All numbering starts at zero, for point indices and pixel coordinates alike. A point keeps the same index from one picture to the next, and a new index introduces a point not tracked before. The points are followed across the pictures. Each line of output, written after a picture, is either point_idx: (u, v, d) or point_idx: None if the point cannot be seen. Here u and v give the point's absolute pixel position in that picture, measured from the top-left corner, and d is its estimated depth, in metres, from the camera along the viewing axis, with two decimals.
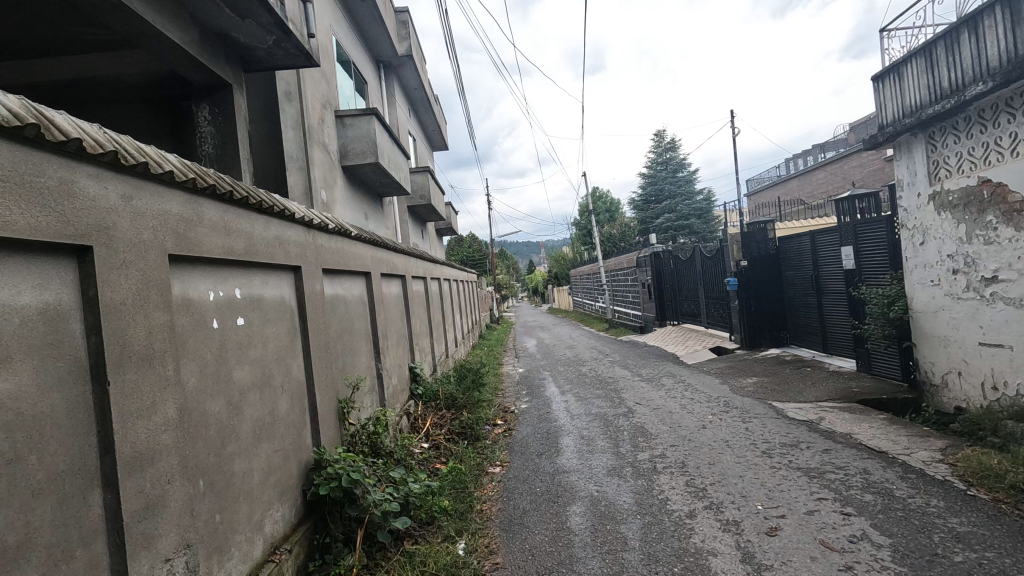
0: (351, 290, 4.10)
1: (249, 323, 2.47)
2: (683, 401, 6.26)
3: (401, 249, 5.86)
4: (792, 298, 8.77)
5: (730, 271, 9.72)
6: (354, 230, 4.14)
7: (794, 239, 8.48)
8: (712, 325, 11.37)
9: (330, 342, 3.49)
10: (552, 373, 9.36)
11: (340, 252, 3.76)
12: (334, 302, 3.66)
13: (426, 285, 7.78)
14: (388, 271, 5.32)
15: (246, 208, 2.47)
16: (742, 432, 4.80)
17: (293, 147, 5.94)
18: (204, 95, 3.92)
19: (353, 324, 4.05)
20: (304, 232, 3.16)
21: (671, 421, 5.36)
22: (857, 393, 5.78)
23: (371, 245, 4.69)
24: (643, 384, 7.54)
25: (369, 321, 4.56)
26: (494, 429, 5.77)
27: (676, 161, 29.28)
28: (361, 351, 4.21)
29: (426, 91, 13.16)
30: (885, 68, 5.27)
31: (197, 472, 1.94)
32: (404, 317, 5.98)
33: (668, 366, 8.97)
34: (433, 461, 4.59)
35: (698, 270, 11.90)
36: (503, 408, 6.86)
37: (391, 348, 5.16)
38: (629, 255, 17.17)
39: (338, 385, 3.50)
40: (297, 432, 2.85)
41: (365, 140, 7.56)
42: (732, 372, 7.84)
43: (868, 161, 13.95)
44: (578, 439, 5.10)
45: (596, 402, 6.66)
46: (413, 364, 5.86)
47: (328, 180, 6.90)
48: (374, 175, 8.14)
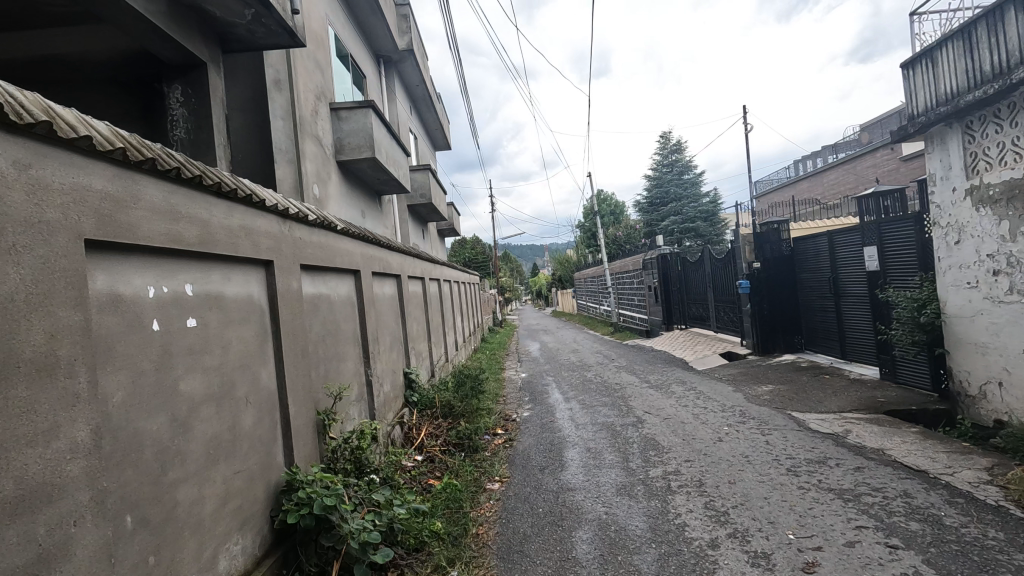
0: (336, 289, 3.75)
1: (204, 326, 2.12)
2: (695, 410, 5.88)
3: (396, 246, 5.51)
4: (807, 301, 8.37)
5: (741, 273, 9.32)
6: (341, 224, 3.79)
7: (811, 240, 8.09)
8: (722, 329, 10.97)
9: (310, 346, 3.13)
10: (556, 379, 8.98)
11: (323, 247, 3.41)
12: (315, 302, 3.30)
13: (424, 285, 7.42)
14: (381, 271, 4.97)
15: (202, 191, 2.13)
16: (763, 446, 4.42)
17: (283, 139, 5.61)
18: (176, 76, 3.58)
19: (338, 326, 3.69)
20: (279, 223, 2.81)
21: (685, 432, 4.99)
22: (883, 403, 5.39)
23: (361, 241, 4.34)
24: (651, 391, 7.16)
25: (358, 324, 4.20)
26: (494, 440, 5.40)
27: (683, 162, 28.90)
28: (348, 356, 3.85)
29: (428, 88, 12.85)
30: (917, 54, 4.91)
31: (123, 507, 1.59)
32: (399, 319, 5.63)
33: (677, 372, 8.58)
34: (427, 477, 4.22)
35: (707, 272, 11.51)
36: (504, 416, 6.49)
37: (383, 352, 4.80)
38: (635, 257, 16.79)
39: (318, 395, 3.14)
40: (266, 451, 2.49)
41: (362, 134, 7.21)
42: (745, 378, 7.46)
43: (883, 161, 13.54)
44: (584, 452, 4.73)
45: (602, 410, 6.29)
46: (408, 369, 5.50)
47: (321, 175, 6.57)
48: (371, 171, 7.81)
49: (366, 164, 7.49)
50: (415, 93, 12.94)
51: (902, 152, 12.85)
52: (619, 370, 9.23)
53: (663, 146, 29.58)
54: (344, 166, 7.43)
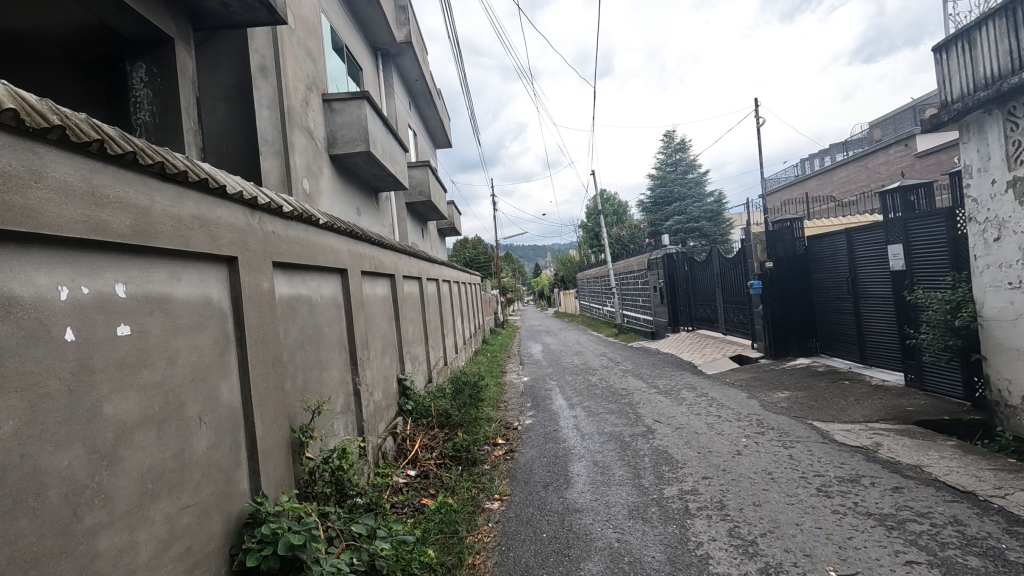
0: (319, 290, 3.40)
1: (143, 334, 1.77)
2: (709, 418, 5.50)
3: (389, 244, 5.15)
4: (823, 303, 8.00)
5: (752, 273, 8.95)
6: (324, 218, 3.43)
7: (827, 238, 7.72)
8: (731, 331, 10.58)
9: (284, 355, 2.77)
10: (559, 383, 8.62)
11: (301, 243, 3.05)
12: (291, 305, 2.95)
13: (422, 286, 7.06)
14: (373, 270, 4.61)
15: (140, 172, 1.78)
16: (787, 462, 4.06)
17: (269, 129, 5.27)
18: (140, 52, 3.22)
19: (320, 332, 3.33)
20: (246, 214, 2.46)
21: (699, 445, 4.62)
22: (912, 413, 5.02)
23: (349, 237, 3.98)
24: (661, 397, 6.80)
25: (344, 328, 3.83)
26: (494, 451, 5.04)
27: (687, 162, 28.56)
28: (332, 364, 3.49)
29: (427, 83, 12.51)
30: (952, 36, 4.54)
31: (14, 568, 1.25)
32: (393, 322, 5.28)
33: (686, 376, 8.21)
34: (420, 495, 3.87)
35: (716, 272, 11.14)
36: (505, 424, 6.13)
37: (374, 359, 4.44)
38: (639, 257, 16.42)
39: (294, 409, 2.79)
40: (226, 478, 2.15)
41: (356, 127, 6.86)
42: (758, 384, 7.09)
43: (896, 158, 13.14)
44: (591, 467, 4.37)
45: (610, 418, 5.92)
46: (402, 375, 5.14)
47: (312, 170, 6.22)
48: (366, 166, 7.46)
49: (362, 159, 7.15)
50: (415, 88, 12.60)
51: (917, 149, 12.45)
52: (625, 374, 8.86)
53: (667, 144, 29.21)
54: (337, 160, 7.09)
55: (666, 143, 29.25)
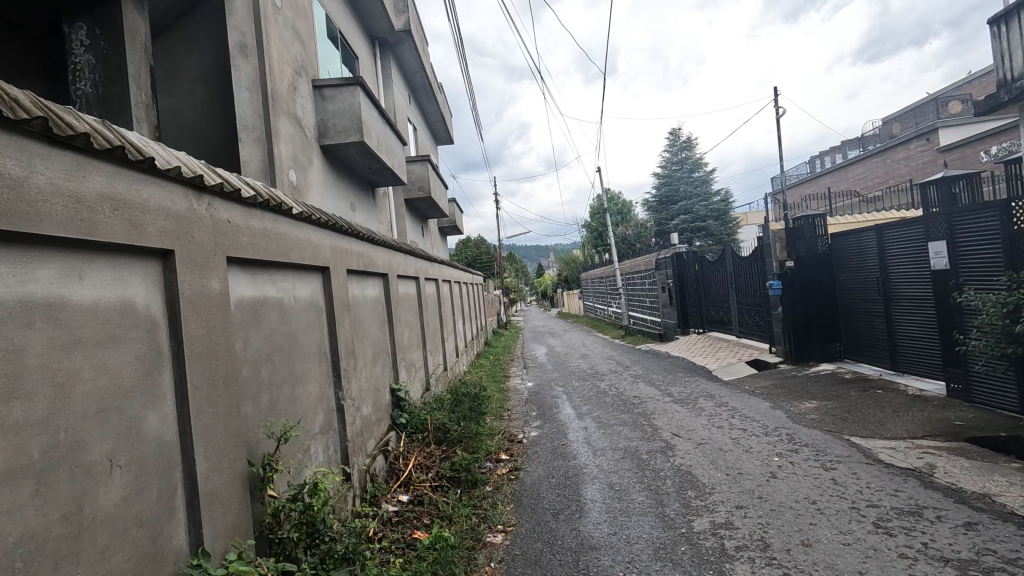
0: (292, 292, 2.90)
1: (16, 354, 1.29)
2: (732, 432, 5.01)
3: (381, 240, 4.66)
4: (849, 305, 7.47)
5: (771, 273, 8.44)
6: (299, 207, 2.95)
7: (854, 236, 7.19)
8: (747, 334, 10.06)
9: (242, 371, 2.28)
10: (566, 390, 8.11)
11: (268, 236, 2.57)
12: (254, 310, 2.47)
13: (419, 286, 6.55)
14: (362, 269, 4.12)
15: (10, 131, 1.30)
16: (830, 487, 3.56)
17: (250, 113, 4.79)
18: (80, 11, 2.93)
19: (292, 341, 2.84)
20: (189, 197, 1.97)
21: (726, 464, 4.13)
22: (962, 428, 4.50)
23: (332, 231, 3.50)
24: (677, 407, 6.29)
25: (326, 336, 3.34)
26: (497, 469, 4.54)
27: (693, 160, 28.07)
28: (308, 378, 3.00)
29: (427, 75, 12.05)
30: (1009, 8, 4.06)
31: None
32: (386, 327, 4.79)
33: (702, 383, 7.69)
34: (412, 527, 3.37)
35: (729, 272, 10.63)
36: (508, 437, 5.63)
37: (361, 369, 3.93)
38: (646, 257, 15.89)
39: (255, 437, 2.30)
40: (152, 537, 1.66)
41: (349, 115, 6.38)
42: (781, 393, 6.56)
43: (916, 154, 12.62)
44: (606, 490, 3.87)
45: (624, 431, 5.41)
46: (395, 385, 4.65)
47: (300, 160, 5.74)
48: (361, 158, 6.99)
49: (355, 150, 6.66)
50: (415, 81, 12.12)
51: (940, 143, 11.99)
52: (635, 380, 8.35)
53: (672, 142, 28.68)
54: (329, 152, 6.61)
55: (672, 141, 28.76)
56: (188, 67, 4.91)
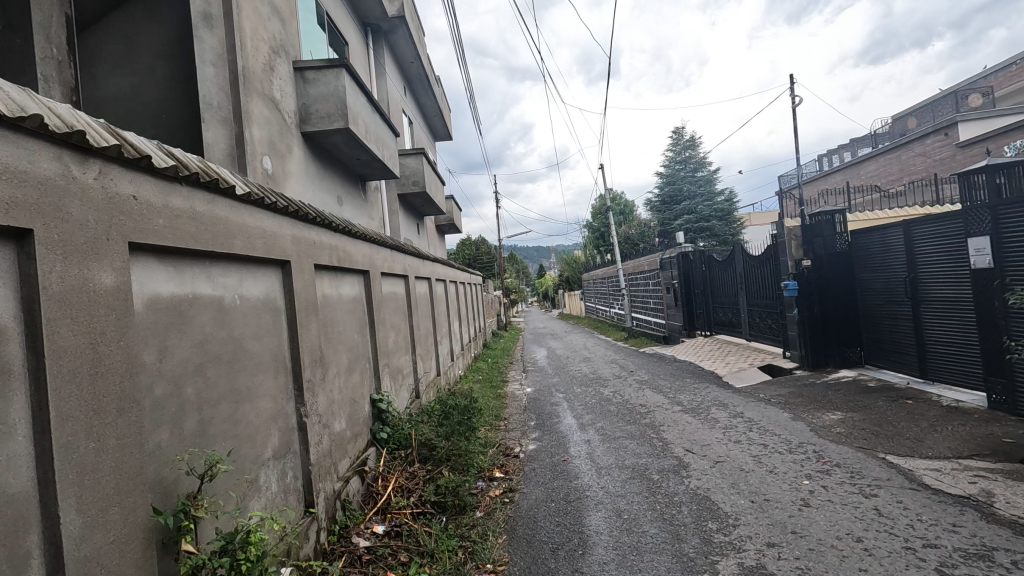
0: (236, 290, 2.40)
1: None
2: (752, 448, 4.51)
3: (362, 232, 4.16)
4: (871, 307, 6.96)
5: (785, 273, 7.93)
6: (247, 188, 2.46)
7: (878, 233, 6.68)
8: (758, 338, 9.55)
9: (152, 388, 1.78)
10: (567, 397, 7.59)
11: (199, 220, 2.07)
12: (179, 312, 1.97)
13: (409, 286, 6.06)
14: (336, 265, 3.62)
15: None
16: (875, 519, 3.06)
17: (215, 91, 4.29)
18: None
19: (236, 349, 2.34)
20: (66, 160, 1.49)
21: (749, 488, 3.63)
22: (1014, 446, 3.98)
23: (296, 219, 3.00)
24: (687, 417, 5.79)
25: (285, 342, 2.84)
26: (489, 490, 4.06)
27: (697, 159, 27.55)
28: (258, 392, 2.50)
29: (423, 66, 11.55)
30: None
31: None
32: (366, 329, 4.29)
33: (713, 390, 7.17)
34: (385, 567, 2.86)
35: (739, 272, 10.11)
36: (503, 451, 5.14)
37: (332, 379, 3.42)
38: (650, 256, 15.36)
39: (170, 475, 1.81)
40: None
41: (333, 100, 5.89)
42: (801, 402, 6.05)
43: (933, 150, 12.11)
44: (612, 519, 3.37)
45: (631, 447, 4.89)
46: (376, 396, 4.21)
47: (277, 147, 5.24)
48: (347, 147, 6.49)
49: (340, 138, 6.17)
50: (410, 72, 11.62)
51: (958, 138, 11.49)
52: (641, 387, 7.83)
53: (676, 141, 28.18)
54: (311, 139, 6.11)
55: (675, 139, 28.28)
56: (149, 41, 4.41)
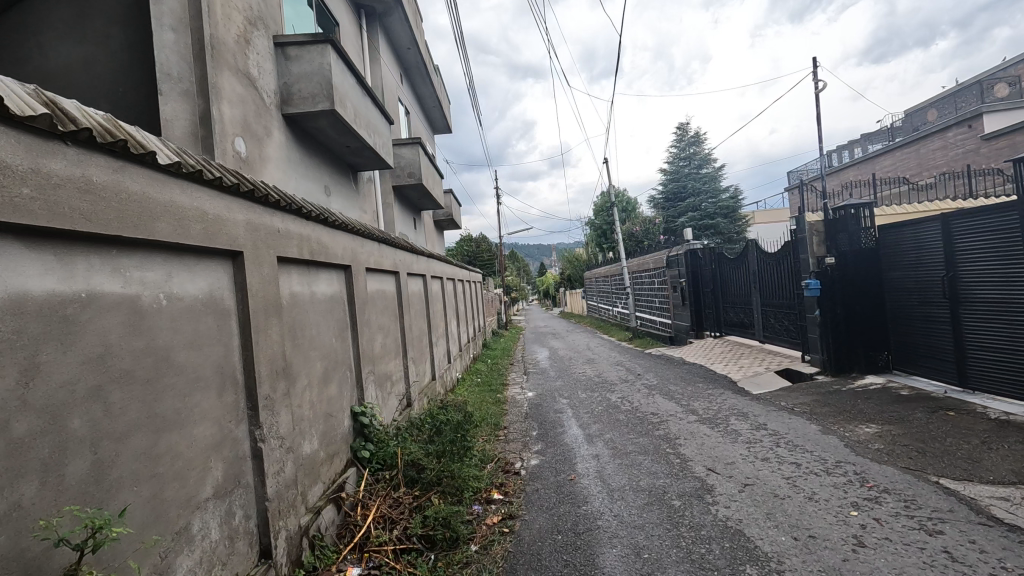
0: (162, 287, 1.89)
1: None
2: (782, 468, 4.00)
3: (341, 221, 3.65)
4: (901, 309, 6.44)
5: (806, 271, 7.40)
6: (177, 158, 1.94)
7: (910, 228, 6.18)
8: (772, 340, 9.04)
9: (7, 426, 1.27)
10: (571, 403, 7.07)
11: (96, 193, 1.56)
12: (61, 317, 1.46)
13: (400, 282, 5.55)
14: (308, 259, 3.10)
15: None
16: (949, 566, 2.54)
17: (175, 59, 3.77)
18: None
19: (160, 364, 1.83)
20: None
21: (788, 520, 3.13)
22: None
23: (253, 202, 2.48)
24: (704, 428, 5.28)
25: (235, 350, 2.32)
26: (486, 517, 3.55)
27: (700, 156, 27.00)
28: (193, 416, 1.98)
29: (421, 53, 11.02)
30: None
31: None
32: (346, 332, 3.77)
33: (729, 397, 6.64)
34: None
35: (752, 270, 9.59)
36: (502, 466, 4.63)
37: (300, 393, 2.91)
38: (655, 254, 14.85)
39: (30, 547, 1.29)
40: None
41: (317, 79, 5.37)
42: (828, 412, 5.52)
43: (956, 143, 11.56)
44: (632, 559, 2.86)
45: (646, 464, 4.37)
46: (358, 408, 3.72)
47: (252, 128, 4.72)
48: (333, 131, 5.97)
49: (326, 121, 5.65)
50: (407, 59, 11.09)
51: (982, 130, 10.99)
52: (651, 392, 7.31)
53: (681, 137, 27.61)
54: (294, 122, 5.60)
55: (680, 135, 27.74)
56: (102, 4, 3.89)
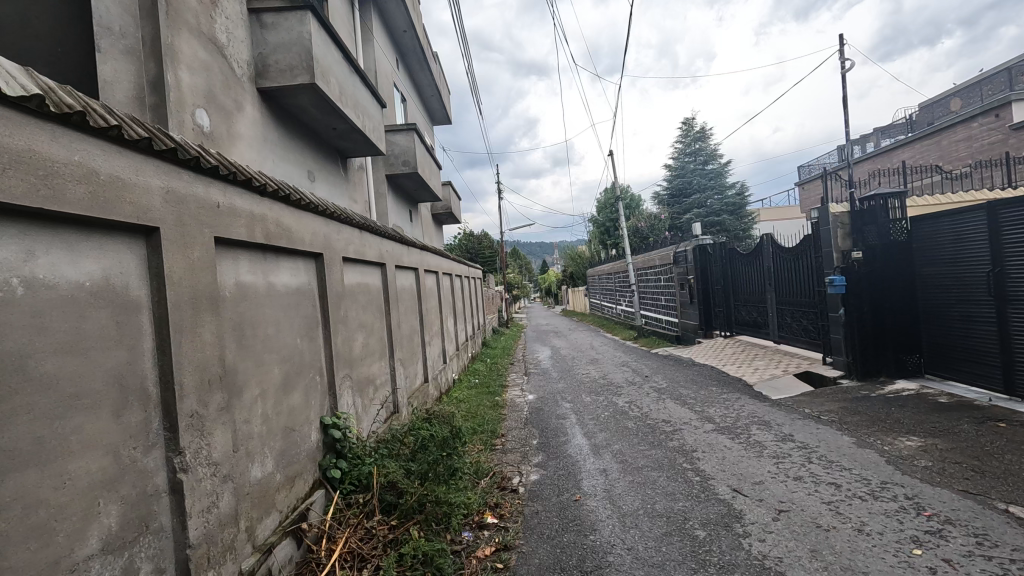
0: (17, 270, 1.37)
1: None
2: (820, 490, 3.47)
3: (309, 201, 3.12)
4: (937, 307, 5.92)
5: (829, 267, 6.85)
6: (40, 94, 1.42)
7: (950, 219, 5.65)
8: (789, 340, 8.51)
9: None
10: (575, 408, 6.56)
11: None
12: None
13: (388, 275, 5.02)
14: (262, 242, 2.57)
15: None
16: None
17: (118, 12, 3.23)
18: None
19: (7, 377, 1.31)
20: None
21: (838, 560, 2.60)
22: None
23: (177, 167, 1.95)
24: (724, 439, 4.75)
25: (147, 355, 1.80)
26: (477, 548, 3.02)
27: (707, 151, 26.41)
28: (67, 448, 1.46)
29: (418, 36, 10.47)
30: None
31: None
32: (315, 330, 3.24)
33: (748, 404, 6.08)
34: None
35: (767, 266, 9.05)
36: (497, 483, 4.11)
37: (248, 406, 2.38)
38: (662, 249, 14.32)
39: None
40: None
41: (296, 50, 4.83)
42: (861, 422, 4.99)
43: (980, 133, 11.15)
44: None
45: (661, 482, 3.85)
46: (329, 420, 3.21)
47: (219, 101, 4.18)
48: (316, 109, 5.43)
49: (307, 98, 5.12)
50: (403, 42, 10.53)
51: (1012, 120, 10.45)
52: (660, 397, 6.77)
53: (686, 131, 27.02)
54: (271, 98, 5.06)
55: (685, 130, 27.14)
56: None
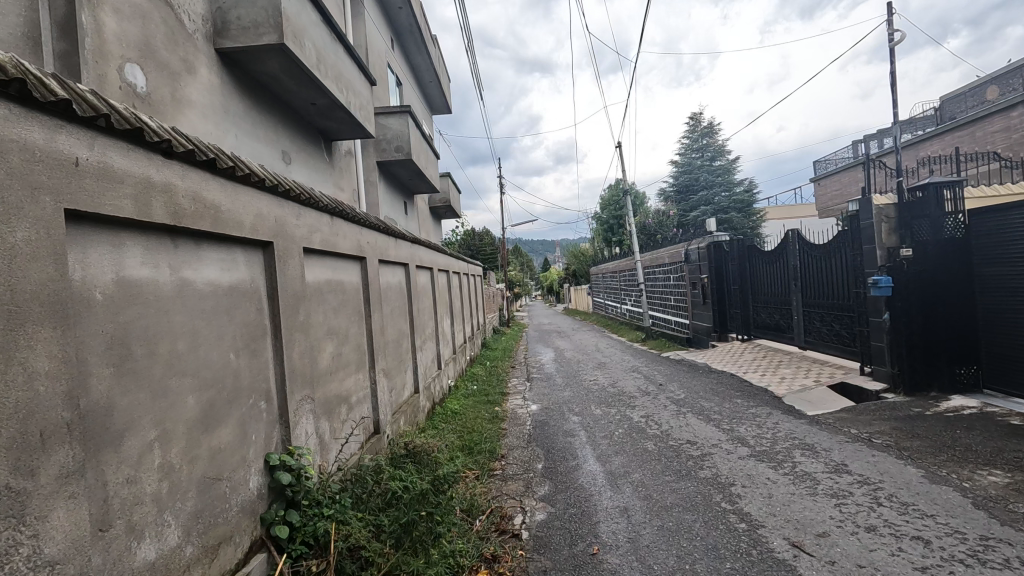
0: None
1: None
2: (906, 548, 2.73)
3: (248, 173, 2.37)
4: (1001, 313, 5.17)
5: (869, 266, 6.05)
6: None
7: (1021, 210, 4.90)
8: (818, 346, 7.76)
9: None
10: (584, 423, 5.81)
11: None
12: None
13: (369, 271, 4.25)
14: (168, 223, 1.84)
15: None
16: None
17: None
18: None
19: None
20: None
21: None
22: None
23: None
24: (765, 468, 4.01)
25: None
26: None
27: (715, 146, 25.62)
28: None
29: (415, 14, 9.65)
30: None
31: None
32: (260, 342, 2.50)
33: (783, 421, 5.32)
34: None
35: (793, 265, 8.27)
36: (495, 526, 3.36)
37: (134, 458, 1.64)
38: (671, 246, 13.56)
39: None
40: None
41: (261, 3, 4.06)
42: (924, 448, 4.23)
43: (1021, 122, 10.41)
44: None
45: (698, 529, 3.12)
46: (277, 458, 2.47)
47: (160, 57, 3.43)
48: (288, 78, 4.68)
49: (276, 63, 4.36)
50: (398, 21, 9.72)
51: None
52: (680, 410, 6.02)
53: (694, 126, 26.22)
54: (234, 63, 4.32)
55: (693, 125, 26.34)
56: None
